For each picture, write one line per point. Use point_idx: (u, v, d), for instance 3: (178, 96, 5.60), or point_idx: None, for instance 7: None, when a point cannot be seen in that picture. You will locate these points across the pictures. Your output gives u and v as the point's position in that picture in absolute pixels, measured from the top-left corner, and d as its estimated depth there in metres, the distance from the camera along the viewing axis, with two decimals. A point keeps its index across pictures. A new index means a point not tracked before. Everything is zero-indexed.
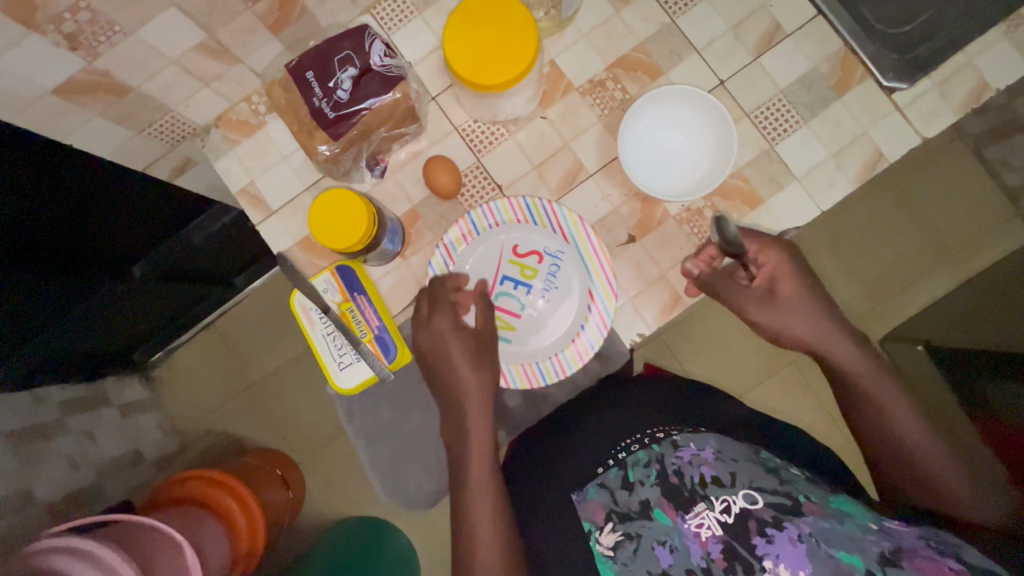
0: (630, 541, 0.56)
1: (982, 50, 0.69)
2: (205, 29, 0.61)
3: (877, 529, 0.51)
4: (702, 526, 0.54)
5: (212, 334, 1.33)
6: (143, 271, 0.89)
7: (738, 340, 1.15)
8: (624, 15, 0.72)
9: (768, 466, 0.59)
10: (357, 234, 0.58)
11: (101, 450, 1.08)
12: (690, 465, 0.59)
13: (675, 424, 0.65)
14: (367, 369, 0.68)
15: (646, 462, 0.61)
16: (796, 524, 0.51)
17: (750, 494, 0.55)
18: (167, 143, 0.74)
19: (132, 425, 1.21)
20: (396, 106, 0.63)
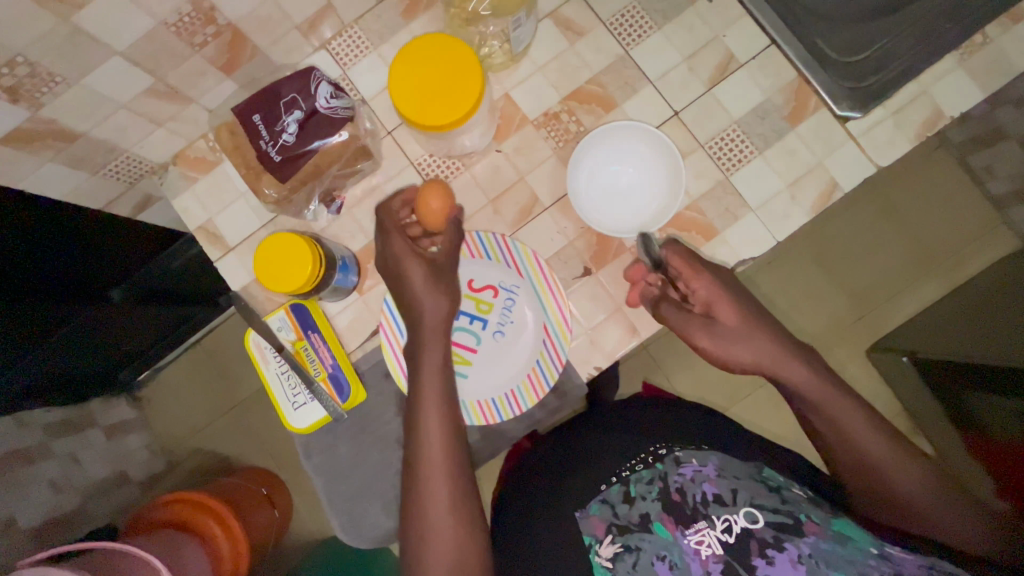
0: (628, 552, 0.65)
1: (937, 78, 0.69)
2: (153, 74, 0.61)
3: (876, 553, 0.57)
4: (702, 544, 0.62)
5: (198, 354, 1.35)
6: (122, 295, 0.88)
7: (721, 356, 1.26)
8: (578, 47, 0.72)
9: (771, 486, 0.66)
10: (303, 278, 0.58)
11: (85, 474, 1.09)
12: (692, 484, 0.67)
13: (677, 442, 0.74)
14: (321, 408, 0.68)
15: (649, 480, 0.70)
16: (795, 544, 0.59)
17: (750, 512, 0.63)
18: (126, 181, 0.74)
19: (118, 447, 1.22)
20: (346, 147, 0.65)
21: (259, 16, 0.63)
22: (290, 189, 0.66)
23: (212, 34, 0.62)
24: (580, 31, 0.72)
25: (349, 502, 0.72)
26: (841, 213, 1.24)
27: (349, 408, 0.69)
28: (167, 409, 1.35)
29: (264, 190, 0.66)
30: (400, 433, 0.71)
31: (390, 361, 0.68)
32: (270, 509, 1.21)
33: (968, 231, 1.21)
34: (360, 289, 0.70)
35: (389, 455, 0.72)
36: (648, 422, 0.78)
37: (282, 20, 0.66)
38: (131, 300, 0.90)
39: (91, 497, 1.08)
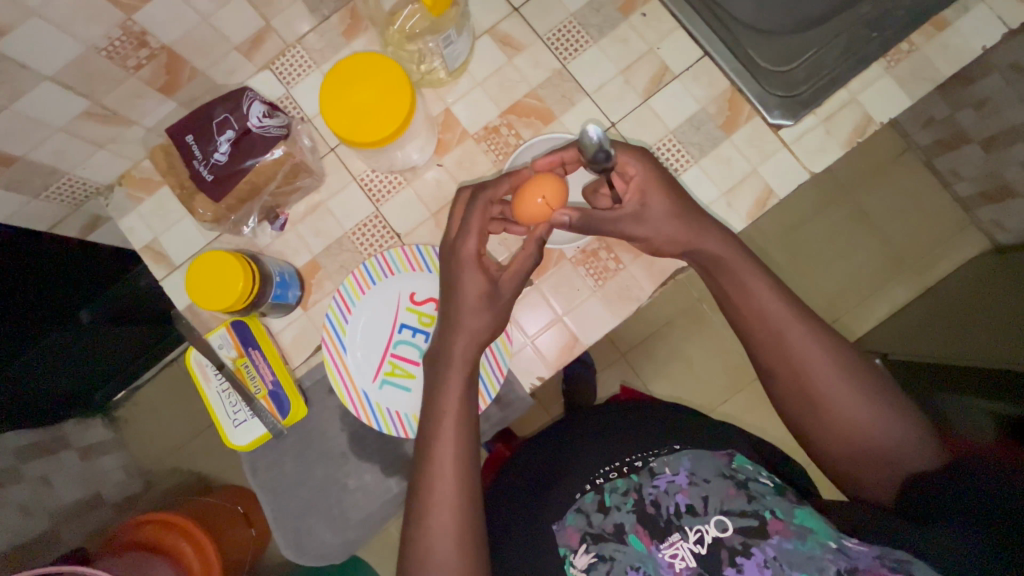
0: (602, 562, 0.65)
1: (864, 85, 0.71)
2: (87, 96, 0.62)
3: (835, 547, 0.57)
4: (676, 557, 0.63)
5: (173, 373, 1.36)
6: (93, 315, 0.90)
7: (697, 361, 1.27)
8: (516, 62, 0.74)
9: (738, 483, 0.67)
10: (234, 295, 0.58)
11: (58, 495, 1.07)
12: (666, 495, 0.67)
13: (650, 452, 0.74)
14: (261, 425, 0.68)
15: (624, 491, 0.70)
16: (762, 548, 0.59)
17: (720, 521, 0.63)
18: (71, 203, 0.75)
19: (92, 468, 1.21)
20: (282, 164, 0.67)
21: (194, 38, 0.64)
22: (228, 208, 0.68)
23: (147, 57, 0.63)
24: (518, 46, 0.74)
25: (296, 519, 0.72)
26: (814, 216, 1.25)
27: (291, 424, 0.69)
28: (145, 427, 1.36)
29: (200, 210, 0.69)
30: (345, 447, 0.72)
31: (333, 376, 0.68)
32: (247, 527, 1.20)
33: (942, 229, 1.23)
34: (304, 304, 0.71)
35: (335, 470, 0.72)
36: (622, 432, 0.81)
37: (220, 41, 0.67)
38: (104, 320, 0.91)
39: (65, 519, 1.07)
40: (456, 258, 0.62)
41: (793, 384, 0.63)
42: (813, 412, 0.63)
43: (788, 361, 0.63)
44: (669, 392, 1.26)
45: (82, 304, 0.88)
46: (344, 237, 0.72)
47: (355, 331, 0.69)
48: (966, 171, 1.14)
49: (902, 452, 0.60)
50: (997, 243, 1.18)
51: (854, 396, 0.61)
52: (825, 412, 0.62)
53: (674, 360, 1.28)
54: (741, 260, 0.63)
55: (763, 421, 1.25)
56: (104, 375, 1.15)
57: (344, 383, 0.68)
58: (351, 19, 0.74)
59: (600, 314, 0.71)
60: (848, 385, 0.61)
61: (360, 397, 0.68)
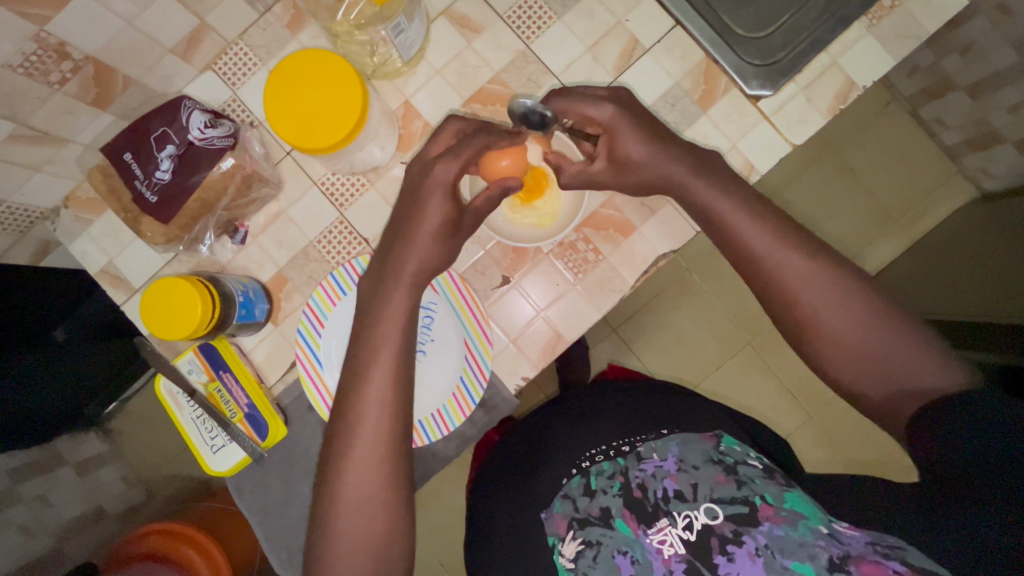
0: (589, 548, 0.66)
1: (844, 48, 0.67)
2: (12, 118, 0.57)
3: (826, 532, 0.57)
4: (664, 543, 0.63)
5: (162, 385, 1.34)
6: (67, 335, 0.92)
7: (689, 333, 1.26)
8: (476, 45, 0.69)
9: (727, 467, 0.66)
10: (194, 321, 0.55)
11: (57, 514, 1.05)
12: (653, 479, 0.68)
13: (638, 437, 0.74)
14: (240, 449, 0.66)
15: (610, 474, 0.71)
16: (752, 535, 0.59)
17: (710, 508, 0.63)
18: (14, 231, 0.70)
19: (91, 483, 1.19)
20: (232, 177, 0.62)
21: (120, 45, 0.59)
22: (180, 228, 0.63)
23: (71, 69, 0.57)
24: (477, 28, 0.69)
25: (287, 536, 0.71)
26: (801, 175, 1.22)
27: (271, 445, 0.67)
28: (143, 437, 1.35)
29: (148, 232, 0.63)
30: None
31: (311, 392, 0.66)
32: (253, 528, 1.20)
33: (928, 179, 1.20)
34: (274, 320, 0.68)
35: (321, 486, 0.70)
36: (614, 413, 0.80)
37: (151, 45, 0.62)
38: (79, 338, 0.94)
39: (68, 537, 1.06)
40: (425, 183, 0.56)
41: (785, 315, 0.56)
42: (811, 344, 0.56)
43: (779, 293, 0.56)
44: (664, 366, 1.26)
45: (56, 324, 0.90)
46: (309, 247, 0.69)
47: (330, 346, 0.66)
48: (953, 120, 1.11)
49: (911, 378, 0.52)
50: (986, 192, 1.16)
51: (856, 320, 0.54)
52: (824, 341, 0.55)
53: (667, 334, 1.27)
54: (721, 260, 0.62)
55: (753, 388, 1.25)
56: (85, 394, 1.11)
57: (323, 398, 0.66)
58: (294, 9, 0.68)
59: (580, 307, 0.68)
60: (846, 309, 0.54)
61: None
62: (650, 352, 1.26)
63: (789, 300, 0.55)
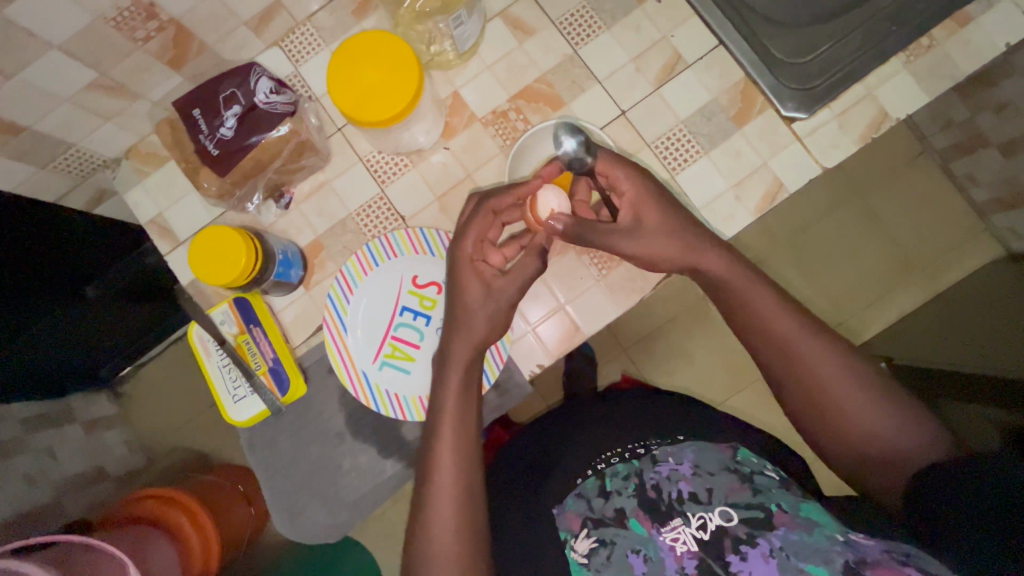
0: (603, 547, 0.65)
1: (881, 80, 0.69)
2: (96, 67, 0.62)
3: (842, 540, 0.57)
4: (677, 540, 0.62)
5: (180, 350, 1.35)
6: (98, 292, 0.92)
7: (699, 357, 1.26)
8: (527, 46, 0.73)
9: (742, 477, 0.66)
10: (235, 271, 0.58)
11: (63, 470, 1.08)
12: (668, 481, 0.68)
13: (655, 440, 0.74)
14: (261, 402, 0.68)
15: (625, 475, 0.70)
16: (767, 538, 0.59)
17: (725, 511, 0.62)
18: (77, 175, 0.74)
19: (96, 442, 1.21)
20: (288, 141, 0.66)
21: (202, 12, 0.64)
22: (232, 183, 0.67)
23: (155, 29, 0.62)
24: (529, 31, 0.73)
25: (290, 497, 0.72)
26: (823, 218, 1.23)
27: (289, 402, 0.69)
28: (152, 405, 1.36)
29: (205, 183, 0.67)
30: (341, 428, 0.71)
31: (333, 356, 0.68)
32: (247, 505, 1.19)
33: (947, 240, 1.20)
34: (306, 284, 0.71)
35: (329, 451, 0.71)
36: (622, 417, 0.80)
37: (228, 16, 0.67)
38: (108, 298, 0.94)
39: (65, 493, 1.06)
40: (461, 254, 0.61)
41: (811, 404, 0.60)
42: (830, 427, 0.60)
43: (806, 380, 0.60)
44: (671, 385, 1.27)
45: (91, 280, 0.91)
46: (347, 218, 0.72)
47: (357, 313, 0.69)
48: (984, 177, 1.11)
49: (904, 451, 0.57)
50: (1013, 249, 1.16)
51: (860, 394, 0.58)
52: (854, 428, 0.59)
53: (675, 355, 1.27)
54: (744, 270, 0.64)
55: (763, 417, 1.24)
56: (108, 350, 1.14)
57: (344, 362, 0.68)
58: None
59: (601, 304, 0.70)
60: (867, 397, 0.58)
61: (358, 377, 0.68)
62: (658, 373, 1.27)
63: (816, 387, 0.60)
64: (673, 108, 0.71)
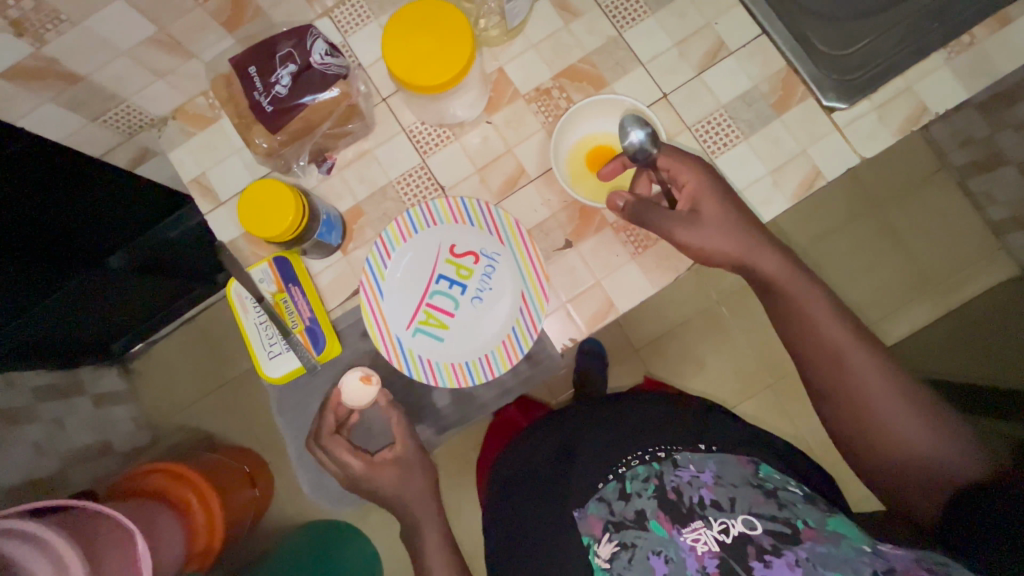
0: (624, 550, 0.61)
1: (921, 75, 0.70)
2: (156, 23, 0.63)
3: (870, 551, 0.54)
4: (698, 541, 0.59)
5: (191, 331, 1.29)
6: (120, 262, 0.89)
7: (711, 359, 1.22)
8: (573, 27, 0.74)
9: (766, 490, 0.62)
10: (283, 226, 0.59)
11: (69, 439, 1.05)
12: (689, 486, 0.63)
13: (675, 445, 0.68)
14: (295, 359, 0.69)
15: (645, 477, 0.66)
16: (792, 550, 0.55)
17: (749, 519, 0.58)
18: (124, 132, 0.75)
19: (104, 416, 1.17)
20: (337, 105, 0.67)
21: None
22: (281, 143, 0.68)
23: None
24: (576, 12, 0.74)
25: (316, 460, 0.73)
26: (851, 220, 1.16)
27: (324, 361, 0.70)
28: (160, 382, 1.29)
29: (257, 140, 0.68)
30: None
31: (369, 319, 0.69)
32: (250, 487, 1.16)
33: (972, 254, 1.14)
34: (344, 249, 0.72)
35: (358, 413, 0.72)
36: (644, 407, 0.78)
37: None
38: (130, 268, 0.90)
39: (71, 463, 1.04)
40: None
41: (847, 411, 0.62)
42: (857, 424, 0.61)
43: (845, 386, 0.61)
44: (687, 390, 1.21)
45: (112, 249, 0.88)
46: (388, 186, 0.73)
47: (394, 279, 0.70)
48: (1001, 195, 1.06)
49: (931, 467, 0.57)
50: None
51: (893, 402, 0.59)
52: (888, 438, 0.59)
53: (686, 357, 1.23)
54: (782, 251, 0.65)
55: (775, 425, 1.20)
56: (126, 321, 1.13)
57: (379, 326, 0.69)
58: None
59: (636, 282, 0.70)
60: (906, 409, 0.59)
61: (392, 341, 0.69)
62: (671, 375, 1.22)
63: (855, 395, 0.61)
64: (714, 95, 0.72)
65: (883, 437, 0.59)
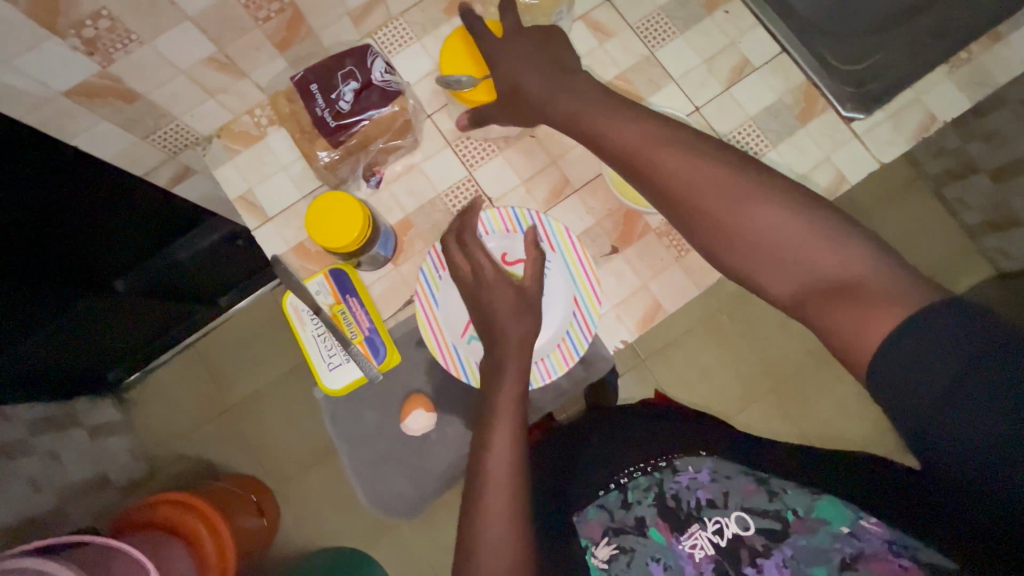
0: (623, 554, 0.58)
1: (929, 86, 0.77)
2: (216, 42, 0.64)
3: (849, 533, 0.51)
4: (695, 547, 0.56)
5: (193, 357, 1.18)
6: (127, 285, 0.87)
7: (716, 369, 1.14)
8: (608, 46, 0.78)
9: (757, 481, 0.60)
10: (350, 239, 0.60)
11: (65, 473, 0.94)
12: (687, 490, 0.61)
13: (670, 451, 0.67)
14: (357, 370, 0.69)
15: (646, 486, 0.64)
16: (779, 547, 0.53)
17: (741, 516, 0.56)
18: (169, 151, 0.75)
19: (102, 449, 1.05)
20: (395, 120, 0.70)
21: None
22: (338, 158, 0.70)
23: (276, 10, 0.65)
24: (609, 33, 0.79)
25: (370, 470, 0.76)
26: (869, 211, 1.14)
27: (385, 370, 0.71)
28: (158, 411, 1.17)
29: (319, 154, 0.70)
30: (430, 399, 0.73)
31: (425, 329, 0.70)
32: (258, 516, 1.05)
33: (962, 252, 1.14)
34: (395, 260, 0.73)
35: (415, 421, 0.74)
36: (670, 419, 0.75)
37: (337, 5, 0.71)
38: (136, 292, 0.89)
39: (68, 500, 0.92)
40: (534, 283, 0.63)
41: None
42: None
43: (740, 250, 0.48)
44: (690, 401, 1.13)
45: (122, 272, 0.86)
46: (436, 198, 0.75)
47: (448, 288, 0.70)
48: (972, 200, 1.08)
49: None
50: None
51: None
52: (879, 329, 0.40)
53: (692, 368, 1.13)
54: None
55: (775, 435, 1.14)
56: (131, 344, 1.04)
57: (435, 336, 0.70)
58: None
59: (680, 284, 0.74)
60: None
61: (449, 350, 0.69)
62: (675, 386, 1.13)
63: (746, 274, 0.49)
64: (743, 107, 0.77)
65: (875, 327, 0.40)
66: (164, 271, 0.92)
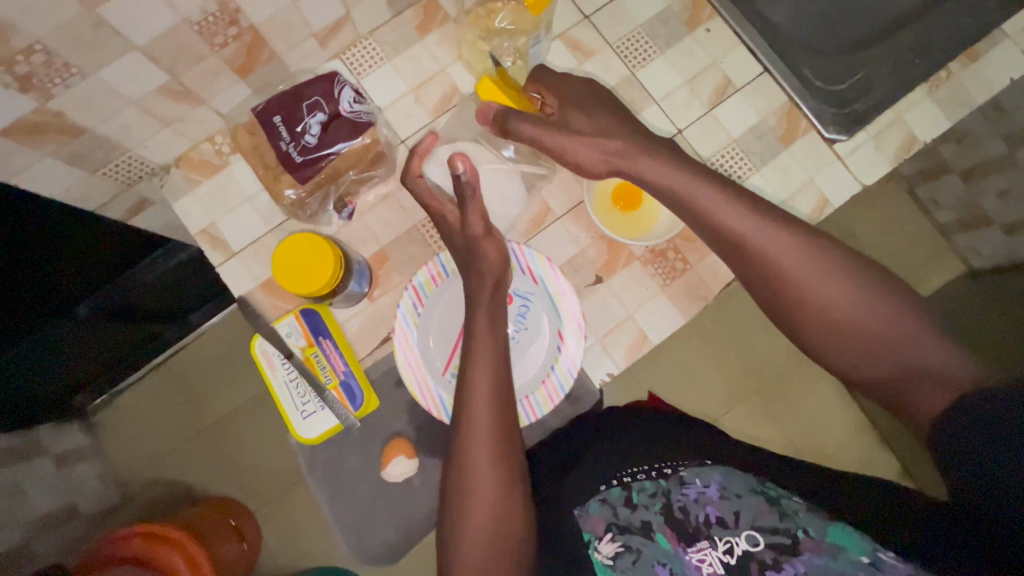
0: (630, 552, 0.49)
1: (908, 107, 0.77)
2: (170, 71, 0.59)
3: (869, 563, 0.44)
4: (704, 563, 0.47)
5: None
6: (93, 310, 0.68)
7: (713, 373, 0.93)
8: (587, 67, 0.76)
9: (769, 497, 0.51)
10: (322, 281, 0.57)
11: None
12: (695, 504, 0.51)
13: (677, 457, 0.57)
14: (332, 417, 0.67)
15: (653, 492, 0.53)
16: (792, 563, 0.45)
17: (752, 534, 0.47)
18: (123, 183, 0.70)
19: None
20: (368, 150, 0.67)
21: (280, 21, 0.63)
22: (307, 191, 0.67)
23: (234, 35, 0.61)
24: (588, 53, 0.76)
25: (355, 517, 0.74)
26: None
27: (361, 416, 0.68)
28: None
29: (284, 191, 0.67)
30: (412, 440, 0.71)
31: (405, 369, 0.67)
32: None
33: None
34: (371, 296, 0.70)
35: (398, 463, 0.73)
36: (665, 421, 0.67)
37: (302, 26, 0.66)
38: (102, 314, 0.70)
39: None
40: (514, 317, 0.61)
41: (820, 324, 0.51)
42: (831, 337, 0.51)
43: (808, 312, 0.51)
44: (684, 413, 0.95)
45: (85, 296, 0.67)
46: (413, 229, 0.72)
47: (427, 324, 0.68)
48: None
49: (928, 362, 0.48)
50: None
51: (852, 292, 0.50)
52: (928, 394, 0.48)
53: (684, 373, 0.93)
54: None
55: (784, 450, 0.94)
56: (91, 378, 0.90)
57: (416, 375, 0.67)
58: (425, 14, 0.75)
59: (665, 313, 0.72)
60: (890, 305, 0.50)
61: (430, 390, 0.67)
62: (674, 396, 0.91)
63: (797, 326, 0.53)
64: (726, 129, 0.76)
65: (931, 406, 0.47)
66: (125, 297, 0.72)
